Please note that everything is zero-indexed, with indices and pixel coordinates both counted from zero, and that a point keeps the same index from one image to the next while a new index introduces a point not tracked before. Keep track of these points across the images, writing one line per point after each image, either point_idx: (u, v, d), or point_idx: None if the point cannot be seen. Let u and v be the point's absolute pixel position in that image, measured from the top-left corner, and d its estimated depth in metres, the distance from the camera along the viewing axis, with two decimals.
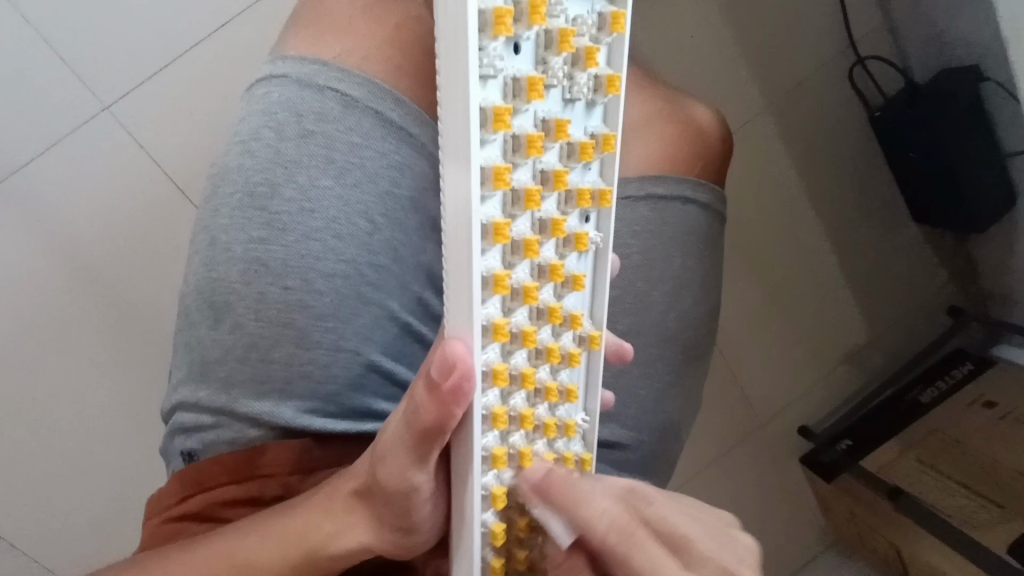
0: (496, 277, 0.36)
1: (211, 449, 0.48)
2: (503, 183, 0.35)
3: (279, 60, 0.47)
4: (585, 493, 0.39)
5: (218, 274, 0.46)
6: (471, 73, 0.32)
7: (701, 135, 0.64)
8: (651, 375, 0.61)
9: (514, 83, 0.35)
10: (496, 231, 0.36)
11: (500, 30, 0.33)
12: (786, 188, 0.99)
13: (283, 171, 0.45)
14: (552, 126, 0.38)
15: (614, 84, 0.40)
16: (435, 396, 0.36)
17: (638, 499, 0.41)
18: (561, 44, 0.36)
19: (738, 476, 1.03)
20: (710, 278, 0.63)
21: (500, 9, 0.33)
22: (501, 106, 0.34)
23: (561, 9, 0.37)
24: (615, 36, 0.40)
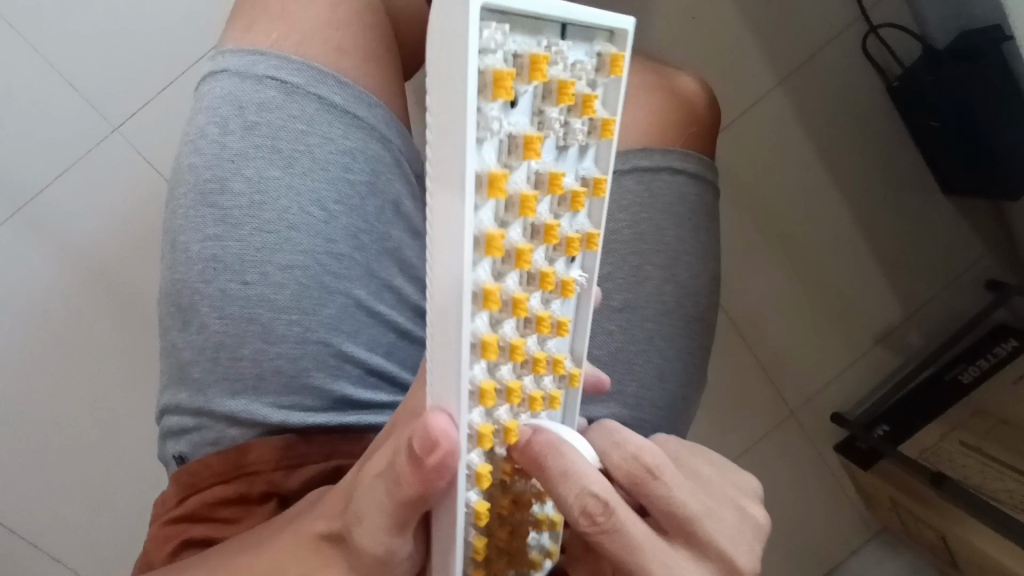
0: (482, 339, 0.32)
1: (198, 452, 0.49)
2: (495, 251, 0.30)
3: (219, 54, 0.47)
4: (574, 470, 0.35)
5: (181, 274, 0.47)
6: (469, 134, 0.28)
7: (687, 104, 0.63)
8: (652, 352, 0.59)
9: (508, 140, 0.31)
10: (486, 297, 0.31)
11: (501, 95, 0.28)
12: (803, 165, 0.93)
13: (230, 165, 0.45)
14: (546, 179, 0.33)
15: (609, 127, 0.36)
16: (418, 470, 0.33)
17: (646, 476, 0.37)
18: (560, 96, 0.32)
19: (763, 465, 1.00)
20: (707, 248, 0.61)
21: (503, 70, 0.28)
22: (498, 172, 0.29)
23: (559, 55, 0.33)
24: (613, 78, 0.36)
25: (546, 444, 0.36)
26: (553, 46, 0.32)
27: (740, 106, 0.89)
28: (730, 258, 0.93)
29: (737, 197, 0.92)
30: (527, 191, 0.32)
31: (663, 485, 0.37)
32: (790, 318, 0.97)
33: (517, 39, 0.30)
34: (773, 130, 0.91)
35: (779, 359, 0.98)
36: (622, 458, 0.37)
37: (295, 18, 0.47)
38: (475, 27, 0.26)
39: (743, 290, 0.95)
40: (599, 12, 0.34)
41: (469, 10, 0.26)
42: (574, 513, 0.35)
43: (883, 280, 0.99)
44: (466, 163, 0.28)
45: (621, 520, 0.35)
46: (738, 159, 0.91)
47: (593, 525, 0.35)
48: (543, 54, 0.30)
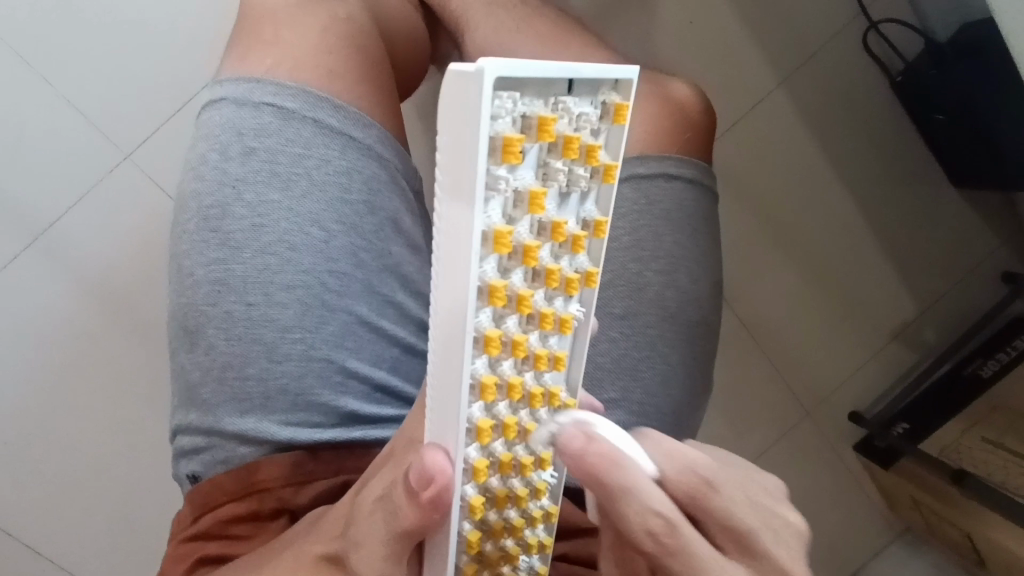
0: (481, 381, 0.33)
1: (211, 470, 0.49)
2: (497, 301, 0.31)
3: (217, 83, 0.49)
4: (635, 486, 0.33)
5: (188, 297, 0.48)
6: (477, 193, 0.28)
7: (681, 109, 0.63)
8: (655, 358, 0.58)
9: (514, 195, 0.32)
10: (487, 342, 0.32)
11: (510, 160, 0.29)
12: (806, 163, 0.92)
13: (231, 191, 0.47)
14: (548, 227, 0.33)
15: (610, 172, 0.36)
16: (416, 502, 0.34)
17: (704, 489, 0.35)
18: (565, 150, 0.32)
19: (779, 466, 0.99)
20: (707, 253, 0.61)
21: (512, 136, 0.29)
22: (503, 229, 0.30)
23: (564, 110, 0.33)
24: (616, 127, 0.35)
25: (605, 455, 0.33)
26: (560, 103, 0.32)
27: (741, 108, 0.89)
28: (736, 259, 0.93)
29: (744, 199, 0.92)
30: (530, 241, 0.32)
31: (722, 499, 0.35)
32: (802, 320, 0.96)
33: (526, 99, 0.31)
34: (777, 131, 0.91)
35: (792, 360, 0.97)
36: (678, 472, 0.35)
37: (286, 44, 0.49)
38: (486, 99, 0.27)
39: (752, 291, 0.94)
40: (607, 67, 0.34)
41: (480, 83, 0.27)
42: (638, 532, 0.34)
43: (894, 276, 0.97)
44: (474, 225, 0.29)
45: (686, 540, 0.34)
46: (742, 161, 0.91)
47: (658, 545, 0.34)
48: (550, 115, 0.31)
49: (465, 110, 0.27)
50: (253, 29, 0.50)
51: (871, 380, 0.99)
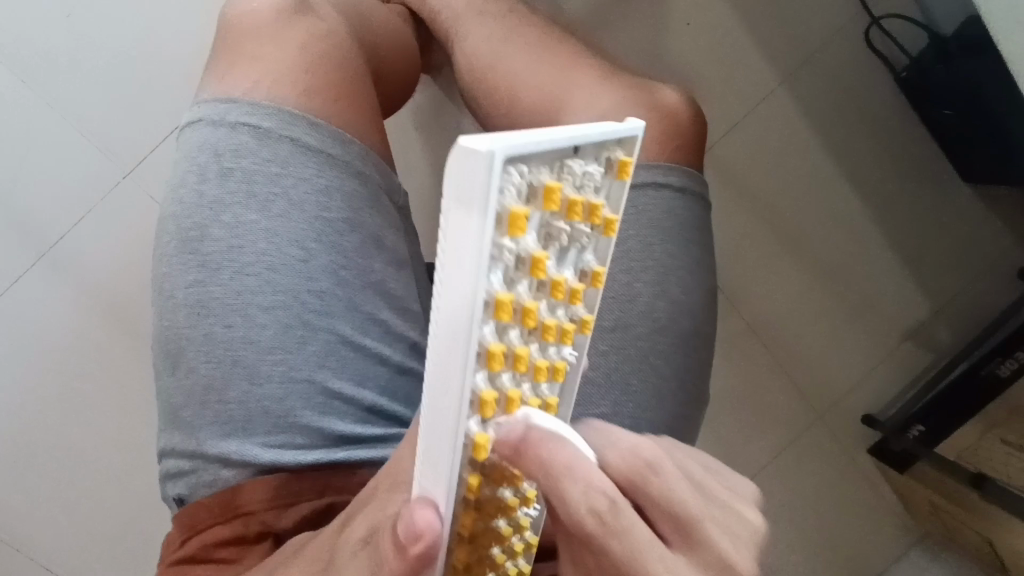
0: (473, 439, 0.30)
1: (196, 493, 0.49)
2: (495, 364, 0.29)
3: (196, 104, 0.49)
4: (580, 470, 0.32)
5: (169, 320, 0.47)
6: (482, 258, 0.26)
7: (671, 117, 0.62)
8: (648, 372, 0.56)
9: (517, 259, 0.29)
10: (482, 404, 0.30)
11: (516, 234, 0.27)
12: (808, 162, 0.90)
13: (209, 212, 0.46)
14: (548, 284, 0.31)
15: (611, 226, 0.34)
16: (404, 555, 0.33)
17: (645, 474, 0.35)
18: (568, 212, 0.31)
19: (787, 474, 0.97)
20: (699, 262, 0.59)
21: (519, 210, 0.27)
22: (504, 297, 0.28)
23: (569, 174, 0.30)
24: (618, 182, 0.33)
25: (548, 438, 0.32)
26: (566, 168, 0.30)
27: (740, 110, 0.88)
28: (738, 263, 0.92)
29: (744, 202, 0.90)
30: (531, 301, 0.30)
31: (664, 484, 0.36)
32: (805, 324, 0.94)
33: (531, 166, 0.28)
34: (778, 133, 0.89)
35: (800, 365, 0.95)
36: (620, 455, 0.36)
37: (266, 64, 0.49)
38: (495, 182, 0.25)
39: (754, 295, 0.93)
40: (613, 130, 0.31)
41: (489, 162, 0.25)
42: (577, 514, 0.33)
43: (904, 277, 0.94)
44: (473, 292, 0.27)
45: (627, 521, 0.33)
46: (740, 164, 0.89)
47: (601, 526, 0.33)
48: (556, 183, 0.29)
49: (468, 183, 0.25)
50: (232, 49, 0.50)
51: (883, 385, 0.96)
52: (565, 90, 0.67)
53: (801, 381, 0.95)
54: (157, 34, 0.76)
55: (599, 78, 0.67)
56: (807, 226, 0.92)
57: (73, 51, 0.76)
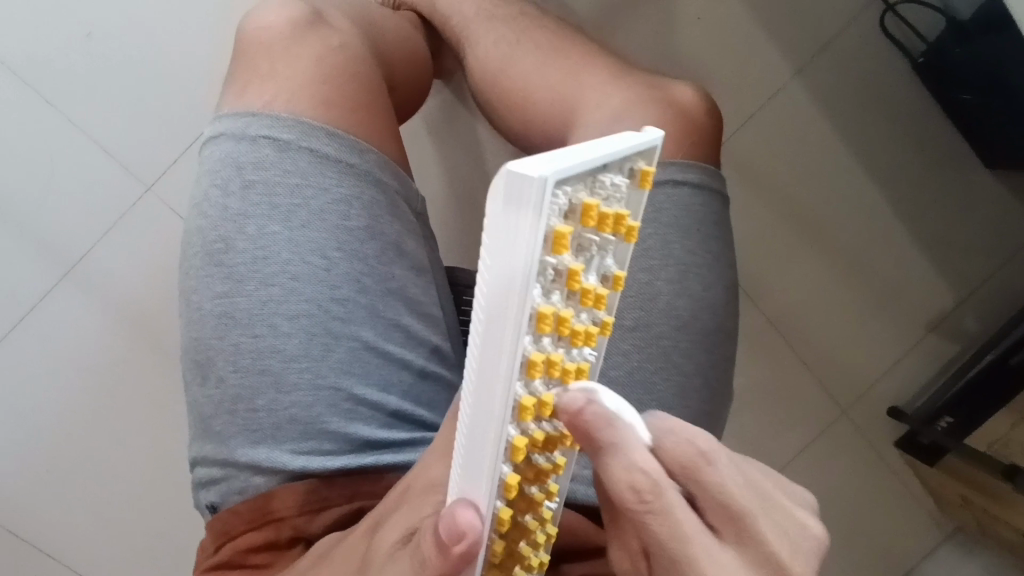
0: (512, 443, 0.31)
1: (228, 500, 0.50)
2: (534, 373, 0.30)
3: (217, 120, 0.50)
4: (625, 445, 0.31)
5: (198, 331, 0.48)
6: (529, 267, 0.27)
7: (685, 113, 0.62)
8: (671, 370, 0.56)
9: (553, 270, 0.30)
10: (522, 410, 0.30)
11: (559, 251, 0.28)
12: (828, 153, 0.89)
13: (233, 225, 0.47)
14: (578, 291, 0.31)
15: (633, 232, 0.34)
16: (446, 560, 0.32)
17: (697, 461, 0.32)
18: (600, 226, 0.31)
19: (813, 469, 0.96)
20: (718, 258, 0.59)
21: (563, 229, 0.28)
22: (546, 310, 0.29)
23: (602, 186, 0.31)
24: (638, 189, 0.34)
25: (598, 414, 0.31)
26: (601, 185, 0.31)
27: (755, 103, 0.87)
28: (757, 257, 0.91)
29: (762, 196, 0.90)
30: (565, 310, 0.31)
31: (717, 474, 0.32)
32: (829, 316, 0.93)
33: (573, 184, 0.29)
34: (794, 126, 0.88)
35: (823, 359, 0.94)
36: (673, 440, 0.32)
37: (282, 77, 0.49)
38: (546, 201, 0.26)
39: (775, 288, 0.92)
40: (637, 143, 0.32)
41: (541, 188, 0.26)
42: (620, 488, 0.31)
43: (930, 266, 0.92)
44: (518, 304, 0.28)
45: (671, 502, 0.31)
46: (757, 159, 0.89)
47: (641, 503, 0.31)
48: (593, 201, 0.29)
49: (519, 203, 0.26)
50: (249, 64, 0.51)
51: (910, 377, 0.95)
52: (579, 90, 0.67)
53: (825, 374, 0.94)
54: (175, 51, 0.78)
55: (612, 77, 0.67)
56: (827, 218, 0.91)
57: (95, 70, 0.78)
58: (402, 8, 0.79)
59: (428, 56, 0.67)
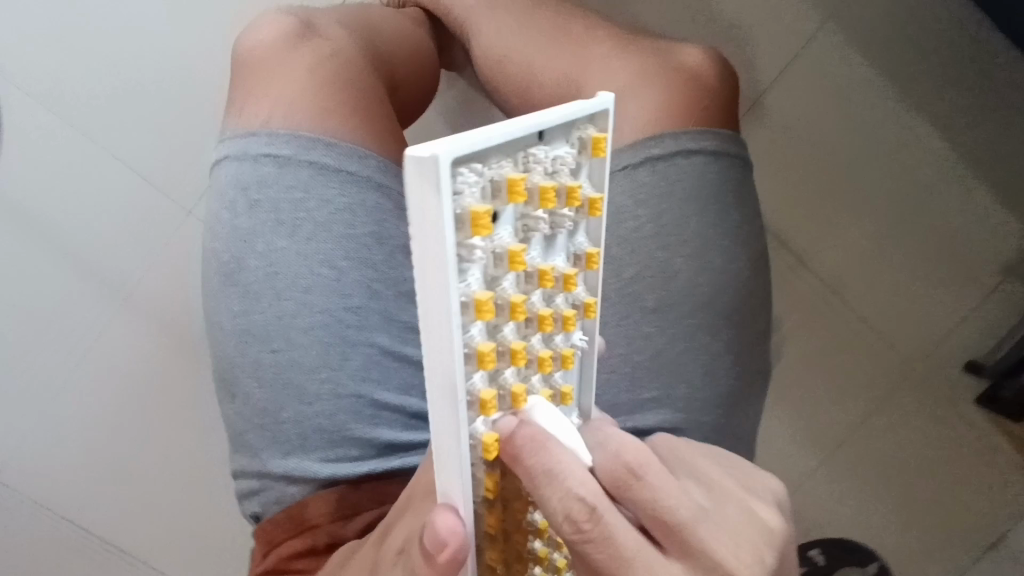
0: (482, 442, 0.31)
1: (268, 511, 0.52)
2: (488, 364, 0.29)
3: (220, 142, 0.51)
4: (556, 467, 0.30)
5: (221, 350, 0.50)
6: (449, 265, 0.25)
7: (695, 78, 0.59)
8: (697, 349, 0.54)
9: (492, 256, 0.28)
10: (483, 403, 0.30)
11: (481, 233, 0.26)
12: (867, 101, 0.82)
13: (243, 244, 0.48)
14: (535, 275, 0.30)
15: (596, 206, 0.32)
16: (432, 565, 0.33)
17: (627, 476, 0.32)
18: (541, 203, 0.29)
19: (880, 437, 0.90)
20: (741, 227, 0.56)
21: (479, 210, 0.26)
22: (481, 299, 0.27)
23: (535, 159, 0.29)
24: (597, 158, 0.32)
25: (531, 438, 0.31)
26: (532, 155, 0.28)
27: (782, 60, 0.82)
28: (797, 219, 0.86)
29: (793, 156, 0.84)
30: (517, 296, 0.29)
31: (648, 488, 0.32)
32: (886, 275, 0.86)
33: (491, 160, 0.27)
34: (826, 77, 0.82)
35: (882, 321, 0.88)
36: (606, 459, 0.33)
37: (277, 92, 0.50)
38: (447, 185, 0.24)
39: (822, 251, 0.86)
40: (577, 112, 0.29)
41: (436, 170, 0.24)
42: (557, 517, 0.30)
43: (999, 210, 0.83)
44: (446, 301, 0.26)
45: (608, 526, 0.30)
46: (785, 117, 0.83)
47: (579, 533, 0.30)
48: (517, 176, 0.27)
49: (420, 188, 0.24)
50: (243, 82, 0.52)
51: (988, 333, 0.86)
52: (583, 66, 0.65)
53: (890, 332, 0.88)
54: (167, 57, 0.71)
55: (616, 48, 0.64)
56: (870, 167, 0.84)
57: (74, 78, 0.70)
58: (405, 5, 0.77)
59: (433, 52, 0.66)
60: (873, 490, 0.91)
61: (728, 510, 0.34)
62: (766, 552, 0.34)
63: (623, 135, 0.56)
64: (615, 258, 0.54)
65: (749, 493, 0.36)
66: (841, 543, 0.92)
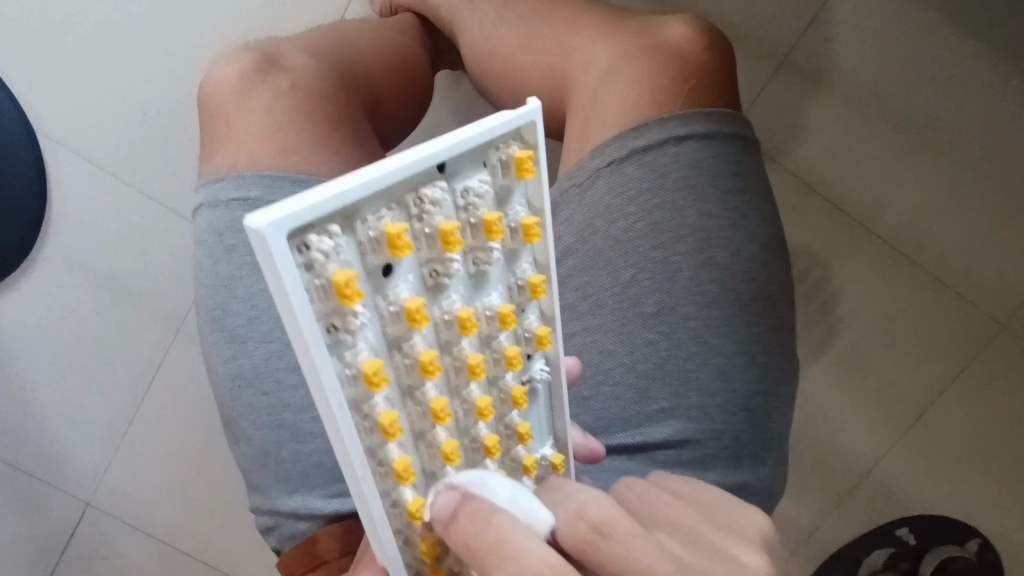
0: (407, 507, 0.32)
1: (284, 547, 0.50)
2: (393, 435, 0.30)
3: (196, 189, 0.51)
4: (501, 539, 0.27)
5: (219, 396, 0.50)
6: (315, 350, 0.27)
7: (681, 55, 0.54)
8: (708, 352, 0.49)
9: (390, 313, 0.30)
10: (398, 473, 0.31)
11: (350, 301, 0.27)
12: (915, 31, 0.71)
13: (225, 290, 0.49)
14: (455, 321, 0.31)
15: (533, 231, 0.32)
16: None
17: (593, 537, 0.28)
18: (444, 245, 0.30)
19: (972, 415, 0.77)
20: (746, 213, 0.51)
21: (342, 278, 0.26)
22: (370, 368, 0.28)
23: (429, 203, 0.29)
24: (525, 180, 0.32)
25: (474, 514, 0.29)
26: (421, 199, 0.29)
27: (815, 2, 0.72)
28: (848, 180, 0.75)
29: (834, 107, 0.74)
30: (427, 351, 0.31)
31: (616, 545, 0.28)
32: (962, 226, 0.74)
33: (370, 215, 0.28)
34: (863, 11, 0.71)
35: (962, 280, 0.75)
36: (566, 521, 0.30)
37: (241, 137, 0.50)
38: (287, 259, 0.25)
39: (883, 209, 0.75)
40: (477, 131, 0.29)
41: (268, 244, 0.24)
42: None
43: None
44: (328, 379, 0.27)
45: None
46: (822, 64, 0.73)
47: None
48: (396, 228, 0.28)
49: (263, 263, 0.25)
50: (215, 127, 0.52)
51: None
52: (568, 57, 0.59)
53: (972, 295, 0.75)
54: (181, 90, 0.77)
55: (599, 29, 0.59)
56: (933, 109, 0.72)
57: (100, 120, 0.77)
58: (396, 11, 0.73)
59: (421, 51, 0.64)
60: (969, 474, 0.78)
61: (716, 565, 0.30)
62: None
63: (605, 129, 0.52)
64: (608, 260, 0.50)
65: (733, 540, 0.33)
66: (934, 520, 0.80)
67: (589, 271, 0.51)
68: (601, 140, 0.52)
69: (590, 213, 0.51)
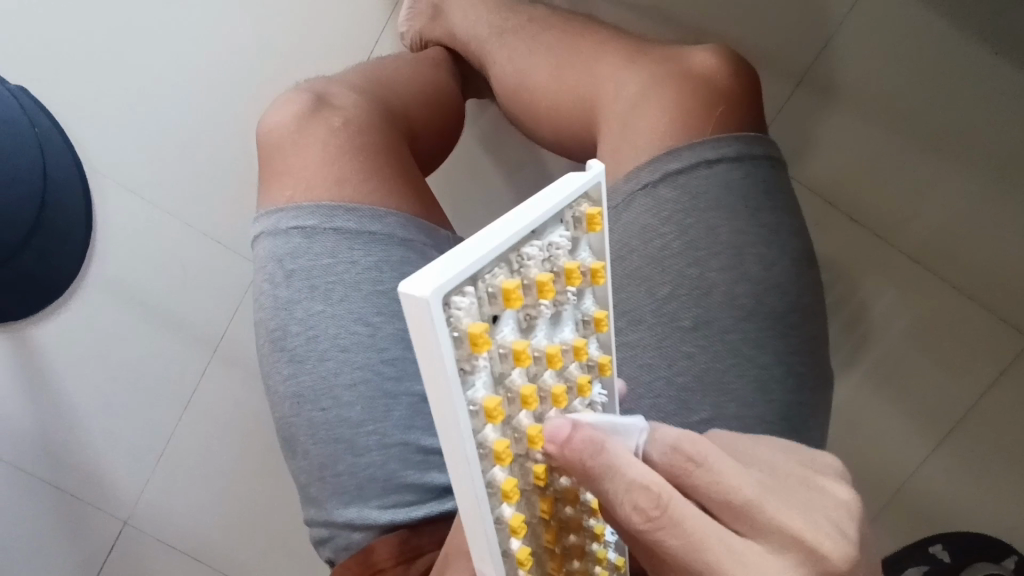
0: (508, 523, 0.34)
1: (340, 557, 0.52)
2: (504, 460, 0.32)
3: (255, 220, 0.55)
4: (617, 462, 0.31)
5: (279, 412, 0.53)
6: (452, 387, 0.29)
7: (706, 83, 0.57)
8: (744, 363, 0.51)
9: (497, 354, 0.32)
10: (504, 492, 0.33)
11: (480, 349, 0.29)
12: (937, 46, 0.73)
13: (285, 313, 0.52)
14: (543, 357, 0.33)
15: (598, 273, 0.35)
16: None
17: (686, 465, 0.33)
18: (539, 293, 0.32)
19: (1010, 420, 0.77)
20: (775, 229, 0.53)
21: (477, 329, 0.29)
22: (490, 404, 0.31)
23: (528, 258, 0.31)
24: (593, 233, 0.35)
25: (590, 440, 0.32)
26: (521, 256, 0.31)
27: (837, 20, 0.74)
28: (881, 191, 0.77)
29: (862, 121, 0.76)
30: (526, 385, 0.33)
31: (709, 472, 0.33)
32: (996, 232, 0.75)
33: (486, 273, 0.30)
34: (886, 29, 0.73)
35: (997, 285, 0.76)
36: (660, 449, 0.34)
37: (297, 172, 0.54)
38: (439, 320, 0.28)
39: (914, 219, 0.76)
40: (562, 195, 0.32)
41: (429, 309, 0.27)
42: (626, 510, 0.31)
43: None
44: (457, 414, 0.30)
45: (679, 512, 0.31)
46: (848, 81, 0.75)
47: (649, 522, 0.31)
48: (512, 284, 0.30)
49: (419, 324, 0.28)
50: (271, 163, 0.56)
51: None
52: (595, 87, 0.63)
53: (998, 308, 0.76)
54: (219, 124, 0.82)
55: (624, 59, 0.62)
56: (960, 120, 0.73)
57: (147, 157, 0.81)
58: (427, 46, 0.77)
59: (455, 86, 0.68)
60: (1006, 480, 0.78)
61: (798, 490, 0.35)
62: (844, 525, 0.35)
63: (638, 154, 0.55)
64: (644, 277, 0.53)
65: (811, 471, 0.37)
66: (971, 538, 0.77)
67: (627, 288, 0.53)
68: (634, 165, 0.54)
69: (625, 233, 0.54)
